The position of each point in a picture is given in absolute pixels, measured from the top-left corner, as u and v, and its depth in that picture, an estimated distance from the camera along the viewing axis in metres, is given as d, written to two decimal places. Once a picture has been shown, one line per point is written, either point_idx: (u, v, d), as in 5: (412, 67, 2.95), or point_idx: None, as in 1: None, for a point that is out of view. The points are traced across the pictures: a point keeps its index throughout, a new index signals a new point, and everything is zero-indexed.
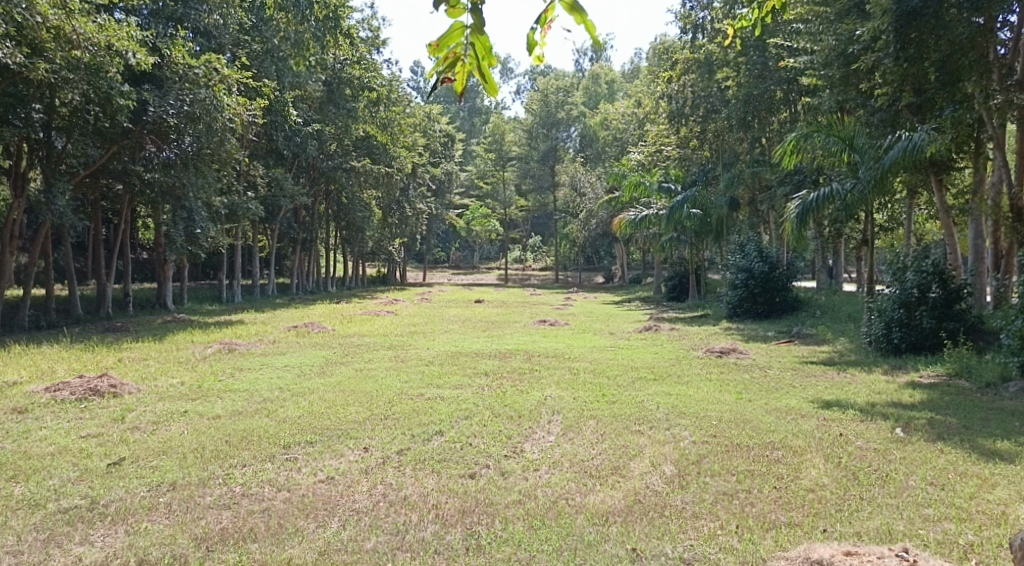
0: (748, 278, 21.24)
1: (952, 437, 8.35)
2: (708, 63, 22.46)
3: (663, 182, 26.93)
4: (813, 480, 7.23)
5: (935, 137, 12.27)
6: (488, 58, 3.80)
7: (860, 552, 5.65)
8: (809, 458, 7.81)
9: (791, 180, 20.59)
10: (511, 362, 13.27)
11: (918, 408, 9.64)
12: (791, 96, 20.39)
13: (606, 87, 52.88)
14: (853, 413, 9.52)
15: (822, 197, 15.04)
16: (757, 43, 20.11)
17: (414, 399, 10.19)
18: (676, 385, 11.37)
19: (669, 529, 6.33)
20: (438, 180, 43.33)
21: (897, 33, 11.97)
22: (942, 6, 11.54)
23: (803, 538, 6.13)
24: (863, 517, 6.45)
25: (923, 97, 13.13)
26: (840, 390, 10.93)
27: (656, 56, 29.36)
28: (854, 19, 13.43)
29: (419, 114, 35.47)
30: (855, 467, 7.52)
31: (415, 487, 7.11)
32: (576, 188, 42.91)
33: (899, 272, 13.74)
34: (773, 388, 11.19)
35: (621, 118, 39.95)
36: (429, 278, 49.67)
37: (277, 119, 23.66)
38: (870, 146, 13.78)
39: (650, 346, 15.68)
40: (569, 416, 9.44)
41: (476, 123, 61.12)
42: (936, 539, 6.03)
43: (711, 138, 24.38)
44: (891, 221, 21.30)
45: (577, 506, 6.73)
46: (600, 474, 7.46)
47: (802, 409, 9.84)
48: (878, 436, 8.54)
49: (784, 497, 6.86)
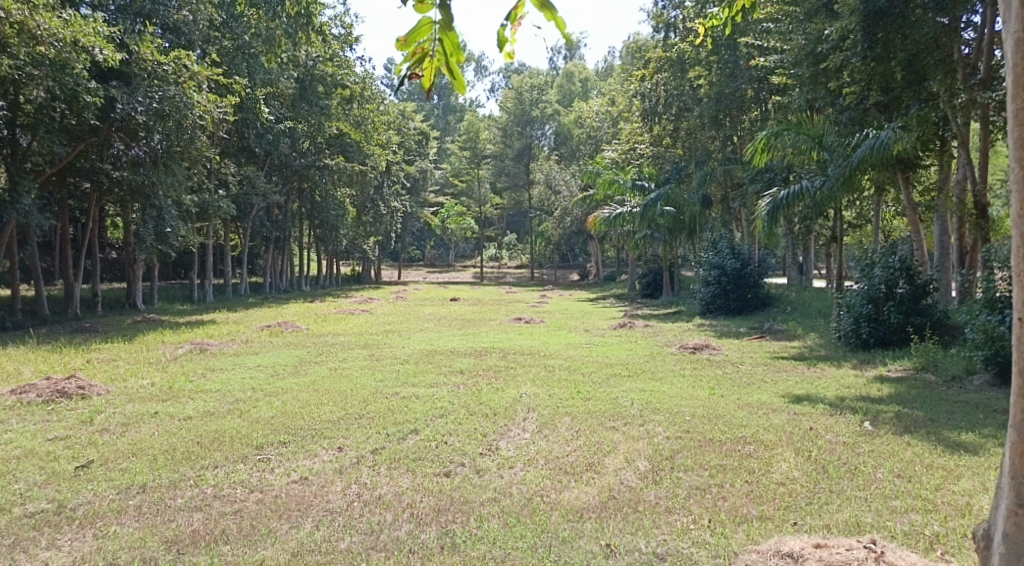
0: (721, 275, 21.38)
1: (919, 429, 8.50)
2: (681, 62, 22.63)
3: (636, 180, 26.99)
4: (783, 473, 7.33)
5: (901, 135, 12.45)
6: (457, 55, 3.79)
7: (829, 544, 5.71)
8: (780, 452, 7.92)
9: (763, 177, 20.85)
10: (486, 360, 13.28)
11: (886, 402, 9.81)
12: (762, 94, 20.61)
13: (579, 86, 53.03)
14: (822, 407, 9.65)
15: (792, 195, 15.23)
16: (728, 42, 20.29)
17: (389, 398, 10.18)
18: (650, 382, 11.45)
19: (642, 524, 6.38)
20: (412, 178, 43.19)
21: (864, 32, 12.15)
22: (908, 6, 11.77)
23: (774, 531, 6.21)
24: (832, 509, 6.54)
25: (890, 96, 13.32)
26: (809, 384, 11.08)
27: (629, 54, 29.48)
28: (822, 18, 13.61)
29: (393, 112, 35.35)
30: (825, 460, 7.63)
31: (390, 486, 7.11)
32: (550, 186, 43.04)
33: (867, 268, 13.95)
34: (745, 383, 11.31)
35: (594, 116, 40.07)
36: (403, 276, 49.48)
37: (248, 116, 23.43)
38: (839, 144, 13.98)
39: (625, 343, 15.76)
40: (544, 413, 9.47)
41: (451, 120, 61.03)
42: (903, 531, 6.14)
43: (684, 136, 24.55)
44: (859, 218, 21.59)
45: (552, 503, 6.77)
46: (575, 470, 7.51)
47: (773, 403, 9.96)
48: (847, 429, 8.66)
49: (755, 491, 6.95)
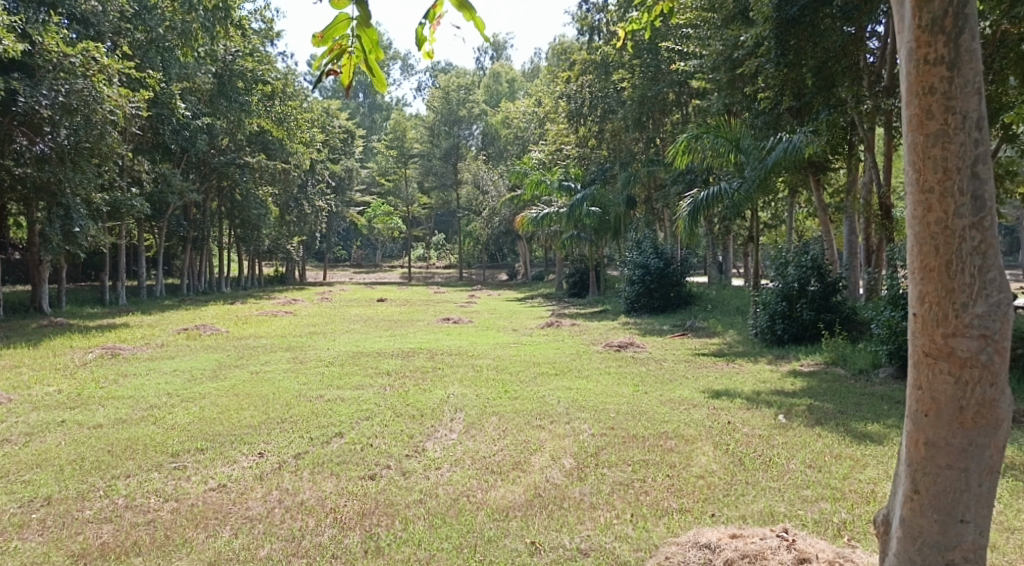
0: (645, 274, 21.77)
1: (829, 421, 8.84)
2: (604, 65, 23.38)
3: (563, 181, 27.13)
4: (703, 466, 7.53)
5: (812, 139, 12.92)
6: (376, 51, 3.77)
7: (744, 534, 5.89)
8: (699, 446, 8.13)
9: (684, 178, 21.34)
10: (413, 361, 13.23)
11: (799, 395, 10.17)
12: (682, 98, 21.08)
13: (506, 86, 53.18)
14: (740, 401, 9.95)
15: (711, 196, 15.64)
16: (650, 46, 20.68)
17: (312, 401, 10.05)
18: (576, 380, 11.60)
19: (567, 520, 6.47)
20: (337, 177, 42.60)
21: (777, 40, 12.56)
22: (817, 16, 12.23)
23: (692, 523, 6.38)
24: (748, 501, 6.75)
25: (802, 101, 13.80)
26: (728, 379, 11.41)
27: (554, 56, 29.71)
28: (739, 25, 14.02)
29: (316, 109, 34.82)
30: (742, 453, 7.87)
31: (313, 491, 7.04)
32: (478, 186, 43.02)
33: (782, 266, 14.44)
34: (668, 379, 11.57)
35: (521, 117, 40.25)
36: (328, 277, 48.79)
37: (163, 112, 22.78)
38: (755, 147, 14.41)
39: (551, 342, 15.92)
40: (471, 413, 9.50)
41: (377, 119, 60.44)
42: (814, 519, 6.38)
43: (608, 137, 24.91)
44: (776, 218, 22.30)
45: (478, 503, 6.80)
46: (502, 469, 7.56)
47: (694, 399, 10.21)
48: (762, 423, 8.95)
49: (676, 485, 7.12)
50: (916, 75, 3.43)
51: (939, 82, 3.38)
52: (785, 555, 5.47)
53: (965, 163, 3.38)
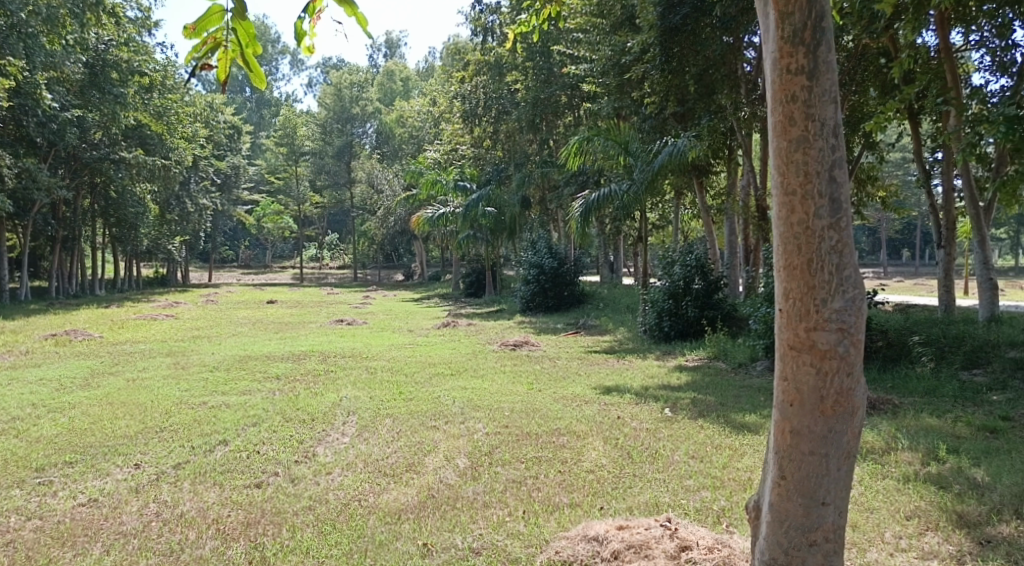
0: (540, 274, 22.04)
1: (711, 413, 9.22)
2: (498, 66, 23.34)
3: (458, 181, 27.27)
4: (593, 461, 7.71)
5: (696, 143, 13.40)
6: (253, 46, 3.73)
7: (631, 526, 6.03)
8: (590, 441, 8.32)
9: (577, 180, 21.79)
10: (303, 364, 12.99)
11: (684, 389, 10.55)
12: (574, 101, 21.48)
13: (401, 84, 52.82)
14: (630, 397, 10.24)
15: (602, 197, 16.01)
16: (542, 49, 20.98)
17: (195, 408, 9.73)
18: (471, 379, 11.66)
19: (460, 520, 6.50)
20: (223, 174, 41.24)
21: (662, 47, 12.98)
22: (698, 24, 12.71)
23: (582, 517, 6.52)
24: (635, 493, 6.96)
25: (686, 106, 14.31)
26: (618, 376, 11.71)
27: (448, 56, 29.72)
28: (626, 31, 14.39)
29: (199, 104, 33.61)
30: (630, 446, 8.11)
31: (193, 502, 6.82)
32: (372, 185, 42.53)
33: (668, 265, 14.90)
34: (561, 377, 11.78)
35: (416, 116, 40.07)
36: (214, 278, 47.15)
37: (26, 102, 21.54)
38: (643, 150, 14.81)
39: (446, 342, 15.92)
40: (364, 416, 9.41)
41: (265, 115, 58.89)
42: (696, 507, 6.63)
43: (503, 138, 25.14)
44: (663, 219, 23.06)
45: (370, 507, 6.75)
46: (394, 472, 7.53)
47: (585, 395, 10.44)
48: (649, 416, 9.24)
49: (567, 480, 7.26)
50: (780, 84, 3.63)
51: (800, 91, 3.59)
52: (668, 544, 5.65)
53: (824, 167, 3.59)
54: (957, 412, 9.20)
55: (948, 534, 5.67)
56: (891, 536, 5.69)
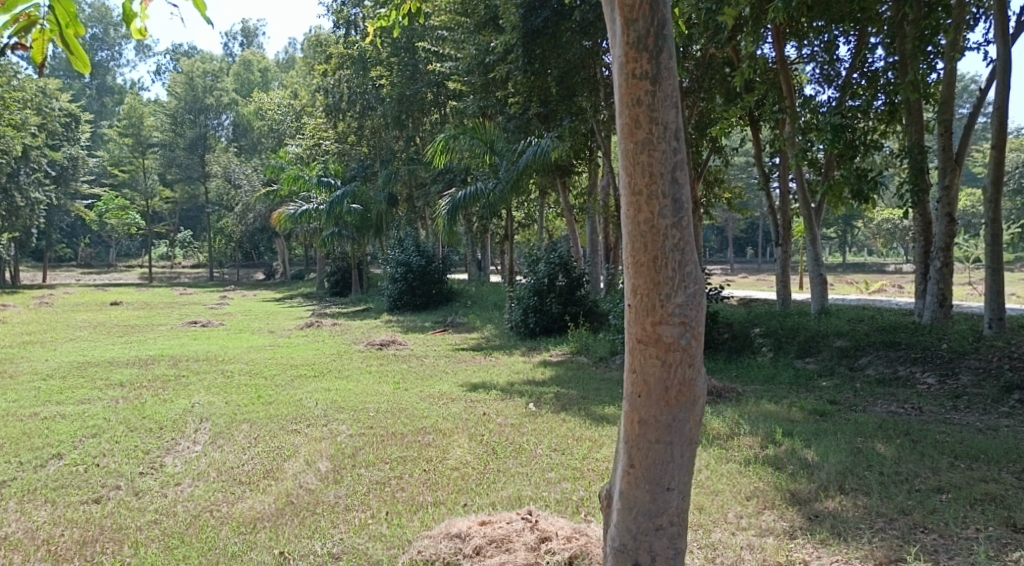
0: (407, 272, 21.91)
1: (573, 406, 9.47)
2: (362, 60, 22.95)
3: (322, 177, 26.73)
4: (457, 458, 7.76)
5: (558, 144, 13.79)
6: (74, 25, 3.28)
7: (493, 520, 6.11)
8: (455, 438, 8.36)
9: (443, 178, 21.83)
10: (152, 369, 12.37)
11: (548, 384, 10.77)
12: (440, 98, 21.44)
13: (259, 75, 51.11)
14: (495, 393, 10.36)
15: (468, 196, 16.12)
16: (407, 44, 20.85)
17: (27, 420, 9.08)
18: (335, 381, 11.47)
19: (319, 525, 6.39)
20: (59, 165, 38.54)
21: (525, 48, 13.16)
22: (559, 29, 12.93)
23: (445, 515, 6.53)
24: (498, 488, 7.05)
25: (548, 107, 14.61)
26: (485, 372, 11.83)
27: (309, 48, 29.04)
28: (489, 31, 14.51)
29: (29, 89, 31.26)
30: (495, 442, 8.21)
31: (22, 523, 6.38)
32: (228, 179, 40.90)
33: (533, 263, 15.21)
34: (427, 375, 11.77)
35: (276, 109, 38.88)
36: (51, 278, 43.98)
37: None
38: (508, 150, 15.15)
39: (309, 343, 15.57)
40: (219, 422, 9.08)
41: (108, 104, 55.60)
42: (556, 499, 6.79)
43: (368, 134, 24.84)
44: (529, 217, 23.47)
45: (222, 517, 6.54)
46: (250, 479, 7.32)
47: (452, 393, 10.48)
48: (514, 412, 9.38)
49: (431, 479, 7.28)
50: (626, 88, 3.79)
51: (645, 95, 3.75)
52: (529, 536, 5.76)
53: (667, 169, 3.78)
54: (794, 398, 9.88)
55: (782, 511, 6.09)
56: (733, 517, 6.05)
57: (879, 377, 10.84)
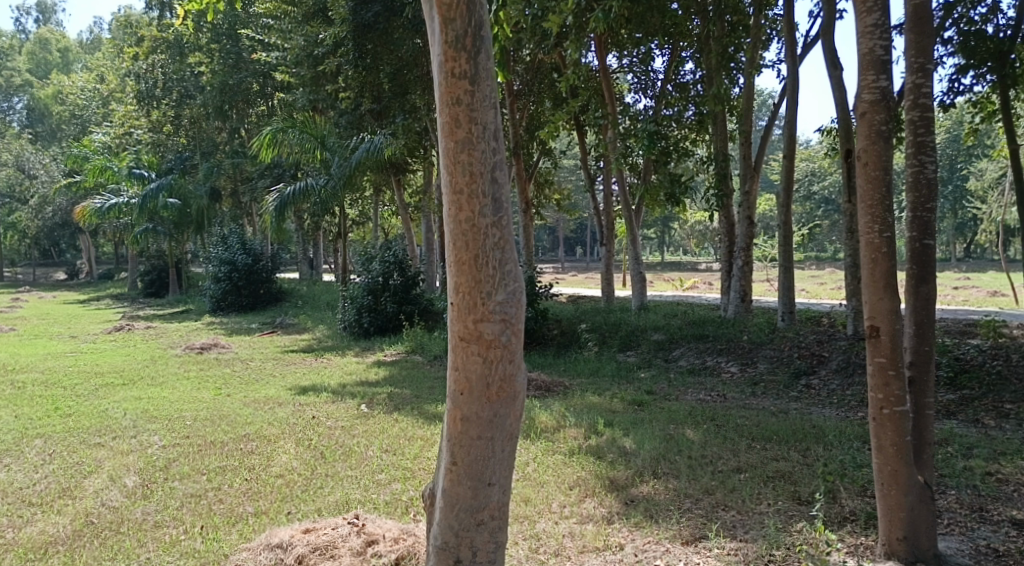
0: (231, 271, 20.93)
1: (406, 406, 9.41)
2: (179, 46, 22.02)
3: (133, 169, 24.76)
4: (282, 465, 7.52)
5: (392, 141, 13.72)
6: None
7: (317, 527, 5.94)
8: (281, 444, 8.10)
9: (271, 173, 21.12)
10: None
11: (381, 384, 10.66)
12: (266, 89, 20.65)
13: (59, 56, 47.14)
14: (326, 395, 10.12)
15: (298, 192, 15.59)
16: (229, 31, 19.96)
17: None
18: (149, 388, 10.79)
19: (124, 546, 5.99)
20: None
21: (355, 42, 13.08)
22: (389, 24, 12.93)
23: (267, 525, 6.29)
24: (324, 493, 6.87)
25: (380, 104, 14.48)
26: (316, 374, 11.53)
27: (117, 30, 27.14)
28: (318, 22, 14.15)
29: None
30: (323, 446, 8.02)
31: None
32: (23, 169, 37.48)
33: (366, 263, 15.01)
34: (253, 379, 11.33)
35: (79, 94, 36.04)
36: None
37: None
38: (340, 145, 14.90)
39: (121, 349, 14.57)
40: (8, 438, 8.31)
41: None
42: (385, 501, 6.69)
43: (187, 124, 23.62)
44: (361, 215, 23.18)
45: (9, 544, 5.99)
46: (45, 501, 6.75)
47: (279, 397, 10.15)
48: (345, 414, 9.21)
49: (253, 488, 7.01)
50: (445, 87, 3.80)
51: (464, 95, 3.78)
52: (354, 541, 5.66)
53: (486, 168, 3.82)
54: (615, 389, 10.33)
55: (601, 499, 6.33)
56: (556, 507, 6.23)
57: (690, 366, 11.61)
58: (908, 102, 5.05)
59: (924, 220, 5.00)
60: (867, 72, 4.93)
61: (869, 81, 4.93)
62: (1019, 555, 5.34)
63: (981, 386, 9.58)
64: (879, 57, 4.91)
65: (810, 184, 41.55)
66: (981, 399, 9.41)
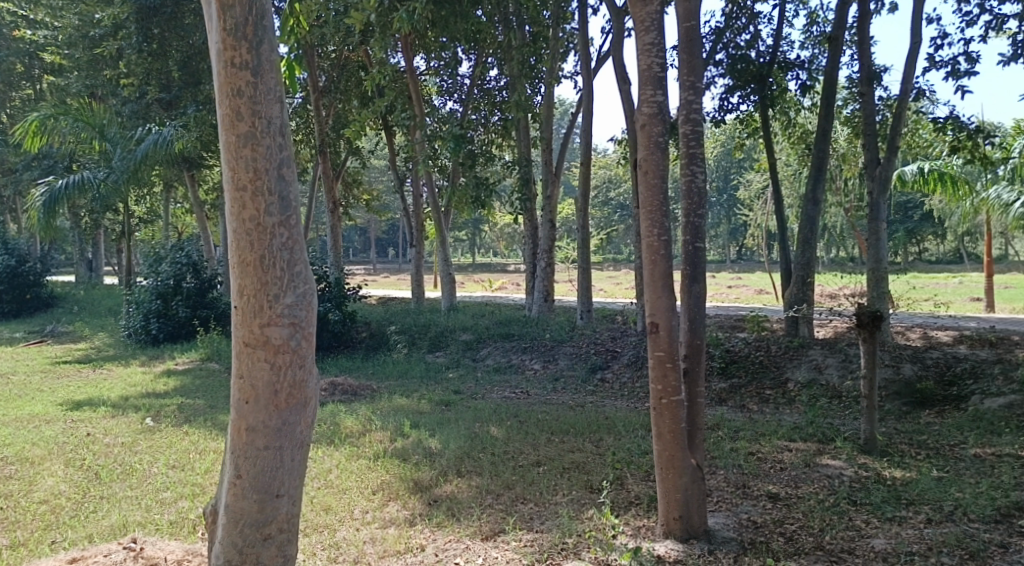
0: None
1: (197, 418, 8.87)
2: None
3: None
4: (48, 490, 6.82)
5: (184, 133, 13.11)
6: None
7: (85, 556, 5.39)
8: (48, 467, 7.35)
9: (42, 165, 19.40)
10: None
11: (169, 395, 10.00)
12: (33, 71, 19.80)
13: None
14: (104, 410, 9.33)
15: (72, 185, 14.13)
16: None
17: None
18: None
19: None
20: None
21: (140, 27, 13.46)
22: (177, 10, 13.51)
23: (27, 557, 5.64)
24: (98, 517, 6.27)
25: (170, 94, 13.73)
26: (93, 387, 10.61)
27: None
28: None
29: None
30: (99, 466, 7.37)
31: None
32: None
33: (154, 264, 14.11)
34: (16, 395, 10.23)
35: None
36: None
37: None
38: (122, 137, 13.91)
39: None
40: None
41: None
42: (168, 520, 6.20)
43: None
44: (148, 213, 21.83)
45: None
46: None
47: (49, 414, 9.24)
48: (127, 429, 8.54)
49: (11, 518, 6.29)
50: (225, 77, 3.60)
51: (245, 86, 3.59)
52: None
53: (271, 164, 3.64)
54: (421, 390, 10.32)
55: (404, 501, 6.26)
56: (358, 512, 6.08)
57: (497, 365, 11.79)
58: (682, 116, 5.52)
59: (696, 226, 5.44)
60: (645, 87, 5.32)
61: (647, 95, 5.32)
62: (773, 525, 5.95)
63: (747, 374, 10.51)
64: (656, 74, 5.31)
65: (608, 192, 44.70)
66: (746, 387, 10.32)
